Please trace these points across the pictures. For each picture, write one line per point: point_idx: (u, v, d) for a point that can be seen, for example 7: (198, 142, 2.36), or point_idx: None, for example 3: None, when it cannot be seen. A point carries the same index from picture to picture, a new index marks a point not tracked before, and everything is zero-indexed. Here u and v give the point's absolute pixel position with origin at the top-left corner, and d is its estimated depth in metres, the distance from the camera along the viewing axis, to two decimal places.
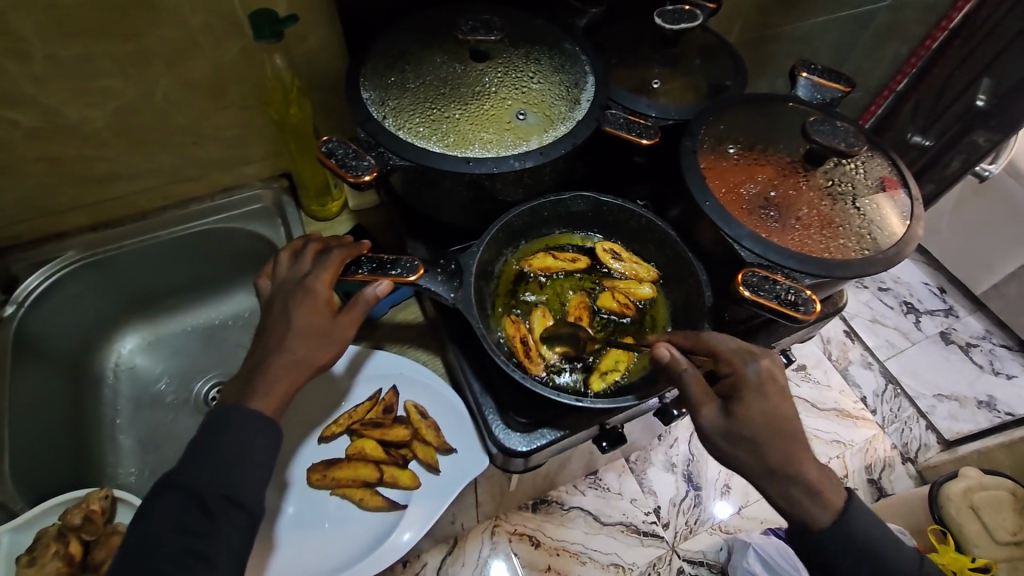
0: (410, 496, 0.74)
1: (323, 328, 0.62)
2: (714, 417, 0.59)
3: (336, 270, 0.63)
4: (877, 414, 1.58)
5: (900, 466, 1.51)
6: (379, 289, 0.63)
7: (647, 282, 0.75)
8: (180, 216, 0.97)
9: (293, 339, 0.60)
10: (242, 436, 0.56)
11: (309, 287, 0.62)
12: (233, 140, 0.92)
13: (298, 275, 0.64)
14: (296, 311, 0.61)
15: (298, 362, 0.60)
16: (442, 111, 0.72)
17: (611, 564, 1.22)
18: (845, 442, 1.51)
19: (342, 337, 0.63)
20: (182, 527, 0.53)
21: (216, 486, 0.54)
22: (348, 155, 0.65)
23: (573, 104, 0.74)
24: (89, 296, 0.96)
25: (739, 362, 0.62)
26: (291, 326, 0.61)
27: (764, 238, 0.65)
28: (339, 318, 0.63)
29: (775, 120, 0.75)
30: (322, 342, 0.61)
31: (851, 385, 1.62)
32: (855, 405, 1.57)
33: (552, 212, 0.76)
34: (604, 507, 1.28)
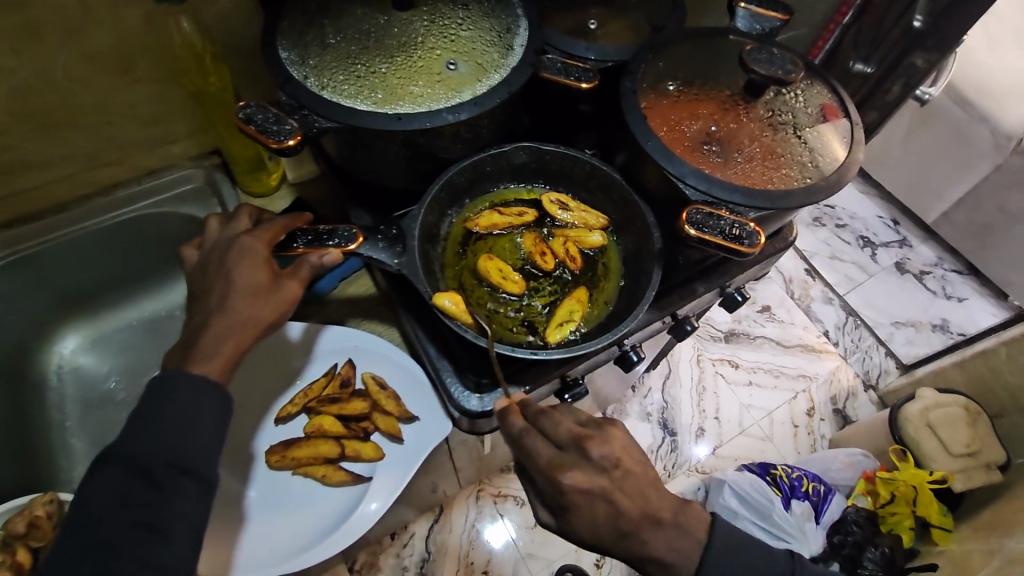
0: (374, 468, 0.72)
1: (264, 287, 0.58)
2: (550, 521, 0.60)
3: (276, 232, 0.60)
4: (839, 346, 1.65)
5: (863, 394, 1.58)
6: (330, 254, 0.59)
7: (597, 230, 0.73)
8: (107, 204, 0.91)
9: (232, 299, 0.56)
10: (183, 403, 0.53)
11: (245, 245, 0.59)
12: (153, 117, 0.86)
13: (234, 234, 0.60)
14: (233, 271, 0.57)
15: (242, 325, 0.56)
16: (367, 67, 0.68)
17: None
18: (809, 376, 1.58)
19: (287, 299, 0.59)
20: (126, 501, 0.49)
21: (161, 454, 0.51)
22: (269, 120, 0.61)
23: (505, 50, 0.70)
24: (18, 299, 0.90)
25: (553, 480, 0.56)
26: (229, 285, 0.57)
27: (708, 174, 0.63)
28: (283, 279, 0.59)
29: (717, 54, 0.73)
30: (262, 301, 0.57)
31: (813, 321, 1.68)
32: (818, 339, 1.65)
33: (494, 167, 0.74)
34: None
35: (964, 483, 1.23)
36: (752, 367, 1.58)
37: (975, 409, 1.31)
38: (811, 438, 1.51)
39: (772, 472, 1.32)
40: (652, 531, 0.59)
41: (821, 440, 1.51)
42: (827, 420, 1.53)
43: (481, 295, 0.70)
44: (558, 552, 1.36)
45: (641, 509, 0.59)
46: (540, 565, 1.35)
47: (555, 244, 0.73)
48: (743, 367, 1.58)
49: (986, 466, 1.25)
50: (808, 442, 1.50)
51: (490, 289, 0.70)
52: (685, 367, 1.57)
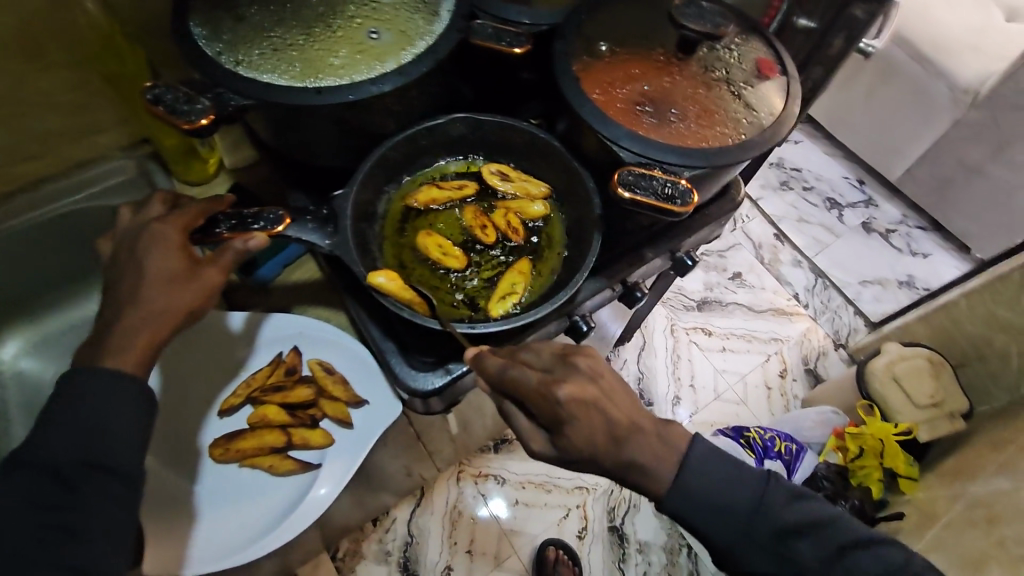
0: (324, 455, 0.71)
1: (180, 274, 0.55)
2: (546, 450, 0.58)
3: (194, 217, 0.58)
4: (809, 308, 1.67)
5: (833, 353, 1.61)
6: (255, 239, 0.57)
7: (538, 200, 0.72)
8: (34, 200, 0.87)
9: (146, 288, 0.54)
10: (98, 398, 0.51)
11: (156, 232, 0.56)
12: (72, 106, 0.82)
13: (146, 221, 0.58)
14: (146, 257, 0.55)
15: (160, 316, 0.54)
16: (284, 40, 0.64)
17: (576, 487, 1.43)
18: (780, 338, 1.60)
19: (208, 285, 0.56)
20: (37, 504, 0.48)
21: (75, 451, 0.50)
22: (179, 101, 0.58)
23: (430, 16, 0.68)
24: None
25: (548, 403, 0.54)
26: (142, 276, 0.54)
27: (641, 135, 0.62)
28: (204, 268, 0.57)
29: (651, 13, 0.71)
30: (177, 290, 0.55)
31: (783, 284, 1.70)
32: (788, 302, 1.66)
33: (430, 140, 0.71)
34: None
35: (929, 432, 1.27)
36: (725, 333, 1.60)
37: (939, 360, 1.34)
38: (784, 399, 1.53)
39: (745, 435, 1.34)
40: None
41: (794, 401, 1.53)
42: (799, 381, 1.56)
43: (422, 272, 0.69)
44: (541, 525, 1.39)
45: (619, 431, 0.55)
46: (524, 540, 1.37)
47: (496, 216, 0.71)
48: (716, 334, 1.60)
49: (950, 415, 1.28)
50: (782, 403, 1.52)
51: (432, 266, 0.69)
52: (658, 338, 1.57)
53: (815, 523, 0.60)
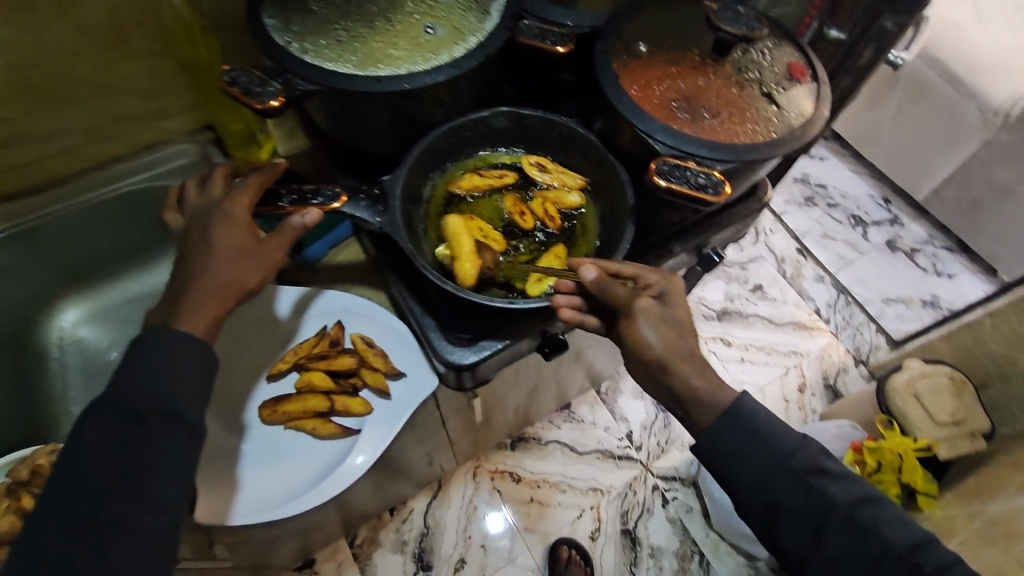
0: (363, 422, 0.74)
1: (247, 250, 0.60)
2: (650, 308, 0.63)
3: (255, 193, 0.63)
4: (830, 323, 1.68)
5: (853, 369, 1.61)
6: (308, 214, 0.63)
7: (575, 190, 0.76)
8: (105, 177, 0.94)
9: (218, 263, 0.59)
10: (168, 346, 0.56)
11: (225, 210, 0.61)
12: (146, 91, 0.89)
13: (212, 197, 0.63)
14: (213, 233, 0.60)
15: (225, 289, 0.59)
16: (348, 32, 0.70)
17: (590, 488, 1.45)
18: (801, 352, 1.62)
19: (269, 260, 0.62)
20: (113, 438, 0.53)
21: (147, 394, 0.54)
22: (253, 83, 0.63)
23: (482, 15, 0.73)
24: (19, 271, 0.94)
25: (642, 277, 0.65)
26: (210, 249, 0.59)
27: (677, 130, 0.66)
28: (266, 242, 0.62)
29: (688, 18, 0.75)
30: (244, 265, 0.60)
31: (805, 298, 1.71)
32: (809, 316, 1.68)
33: (475, 131, 0.76)
34: (579, 438, 1.51)
35: (949, 450, 1.26)
36: (744, 344, 1.62)
37: (960, 379, 1.34)
38: (802, 412, 1.54)
39: None
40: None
41: (813, 415, 1.54)
42: (818, 395, 1.57)
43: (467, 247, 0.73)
44: (556, 524, 1.41)
45: None
46: (537, 538, 1.39)
47: (534, 204, 0.76)
48: (735, 345, 1.62)
49: (971, 434, 1.27)
50: (800, 415, 1.53)
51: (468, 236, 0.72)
52: None
53: (833, 480, 0.63)
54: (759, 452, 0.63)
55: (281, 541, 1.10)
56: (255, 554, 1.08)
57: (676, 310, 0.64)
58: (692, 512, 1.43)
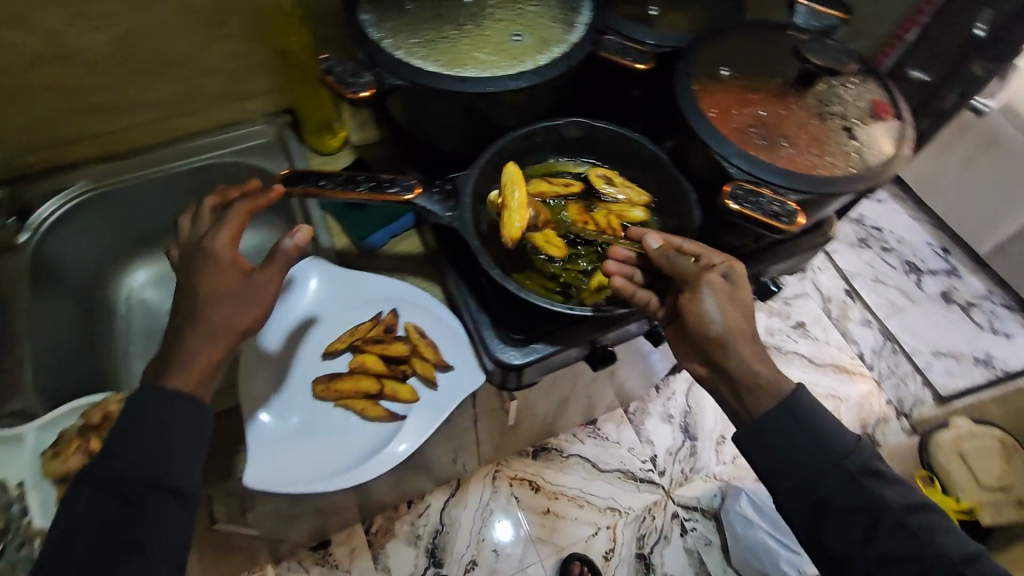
0: (409, 408, 0.76)
1: (238, 290, 0.59)
2: (718, 281, 0.63)
3: (239, 227, 0.62)
4: (874, 369, 1.62)
5: (894, 420, 1.56)
6: (297, 235, 0.63)
7: (639, 206, 0.77)
8: (188, 148, 0.99)
9: (215, 307, 0.58)
10: (235, 315, 0.58)
11: (210, 254, 0.59)
12: (237, 72, 0.94)
13: (198, 237, 0.62)
14: (198, 277, 0.58)
15: (226, 326, 0.58)
16: (438, 33, 0.73)
17: (607, 507, 1.44)
18: (840, 396, 1.56)
19: (259, 297, 0.60)
20: (181, 396, 0.56)
21: (216, 356, 0.57)
22: (346, 74, 0.67)
23: (568, 27, 0.75)
24: (100, 228, 0.98)
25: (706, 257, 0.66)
26: (197, 293, 0.58)
27: (752, 155, 0.66)
28: (255, 277, 0.61)
29: (770, 46, 0.75)
30: (242, 303, 0.59)
31: (849, 342, 1.66)
32: (851, 360, 1.63)
33: (546, 139, 0.78)
34: (602, 456, 1.50)
35: (992, 516, 1.20)
36: None
37: (1011, 445, 1.29)
38: None
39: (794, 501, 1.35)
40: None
41: None
42: None
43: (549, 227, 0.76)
44: (569, 538, 1.40)
45: None
46: (550, 550, 1.39)
47: (598, 214, 0.77)
48: None
49: (1017, 503, 1.22)
50: None
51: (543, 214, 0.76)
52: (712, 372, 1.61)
53: (890, 483, 0.59)
54: (813, 487, 0.60)
55: (300, 518, 1.12)
56: (274, 528, 1.10)
57: (738, 288, 0.64)
58: (710, 546, 1.40)
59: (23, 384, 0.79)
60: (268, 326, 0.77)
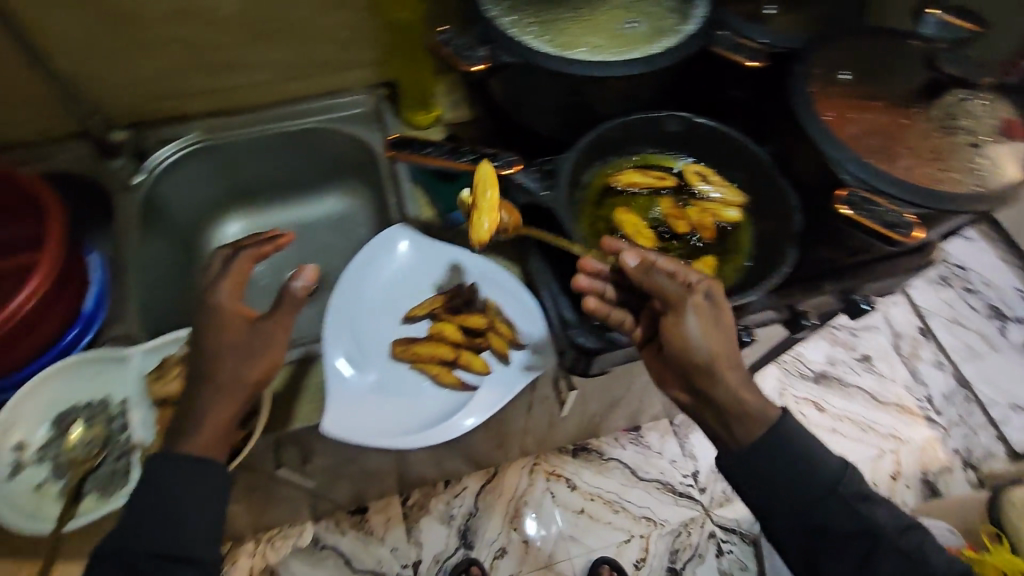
0: (482, 379, 0.77)
1: (244, 342, 0.63)
2: (703, 309, 0.61)
3: (242, 277, 0.66)
4: (942, 416, 1.52)
5: (959, 471, 1.46)
6: (303, 275, 0.66)
7: (734, 207, 0.75)
8: (291, 111, 1.04)
9: (225, 361, 0.62)
10: None
11: (217, 306, 0.64)
12: (345, 41, 0.98)
13: (207, 291, 0.66)
14: (212, 333, 0.63)
15: (236, 380, 0.62)
16: (553, 15, 0.74)
17: (643, 516, 1.41)
18: (901, 438, 1.48)
19: (269, 342, 0.64)
20: None
21: None
22: (462, 46, 0.69)
23: (683, 19, 0.74)
24: (203, 178, 1.03)
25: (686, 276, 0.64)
26: (213, 347, 0.63)
27: (869, 163, 0.63)
28: (263, 325, 0.65)
29: (894, 53, 0.72)
30: (248, 354, 0.63)
31: (918, 383, 1.57)
32: (917, 403, 1.53)
33: (645, 130, 0.77)
34: (642, 464, 1.47)
35: None
36: (839, 415, 1.50)
37: None
38: None
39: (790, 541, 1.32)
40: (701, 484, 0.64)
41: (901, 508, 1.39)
42: (912, 488, 1.42)
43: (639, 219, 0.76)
44: (601, 542, 1.38)
45: None
46: (580, 550, 1.37)
47: (690, 210, 0.76)
48: (829, 413, 1.50)
49: None
50: None
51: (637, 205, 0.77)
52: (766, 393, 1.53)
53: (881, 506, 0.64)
54: None
55: (345, 480, 1.15)
56: (320, 485, 1.13)
57: (721, 313, 0.62)
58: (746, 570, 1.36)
59: (128, 312, 0.84)
60: (346, 281, 0.80)
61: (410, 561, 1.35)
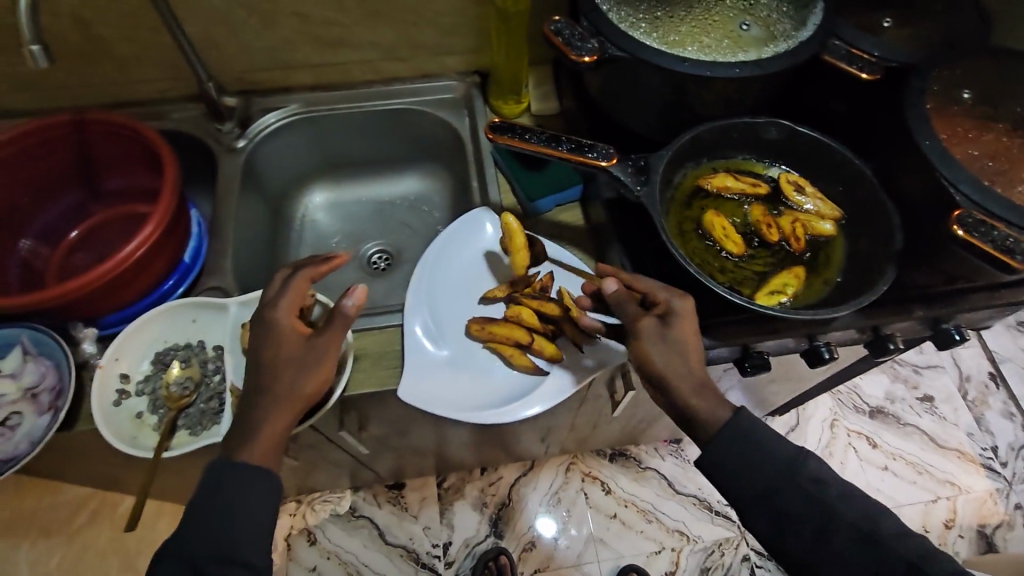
0: (552, 366, 0.79)
1: (299, 356, 0.68)
2: (650, 328, 0.64)
3: (300, 294, 0.70)
4: (1007, 468, 1.44)
5: (1021, 528, 1.37)
6: (354, 296, 0.68)
7: (829, 220, 0.74)
8: (385, 91, 1.07)
9: (282, 374, 0.66)
10: None
11: (276, 321, 0.68)
12: (447, 28, 1.01)
13: (264, 307, 0.70)
14: (271, 347, 0.67)
15: (293, 391, 0.66)
16: (666, 12, 0.74)
17: (676, 530, 1.39)
18: (959, 486, 1.41)
19: (320, 357, 0.68)
20: None
21: None
22: (574, 36, 0.70)
23: (798, 25, 0.73)
24: (296, 148, 1.09)
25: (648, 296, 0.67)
26: (271, 362, 0.67)
27: (985, 186, 0.62)
28: (316, 342, 0.68)
29: (1017, 80, 0.70)
30: (304, 367, 0.67)
31: (983, 431, 1.48)
32: (979, 451, 1.45)
33: (742, 136, 0.76)
34: (680, 477, 1.46)
35: None
36: (893, 453, 1.44)
37: None
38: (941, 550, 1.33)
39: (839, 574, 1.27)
40: (772, 496, 0.62)
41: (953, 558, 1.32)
42: (966, 539, 1.35)
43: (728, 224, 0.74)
44: (631, 549, 1.37)
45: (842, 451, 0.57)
46: (609, 555, 1.36)
47: (783, 220, 0.74)
48: (883, 449, 1.45)
49: None
50: None
51: (725, 211, 0.76)
52: (820, 419, 1.48)
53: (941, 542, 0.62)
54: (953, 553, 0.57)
55: (392, 453, 1.18)
56: (367, 455, 1.16)
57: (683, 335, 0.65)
58: None
59: (223, 266, 0.90)
60: (428, 258, 0.83)
61: (441, 542, 1.37)
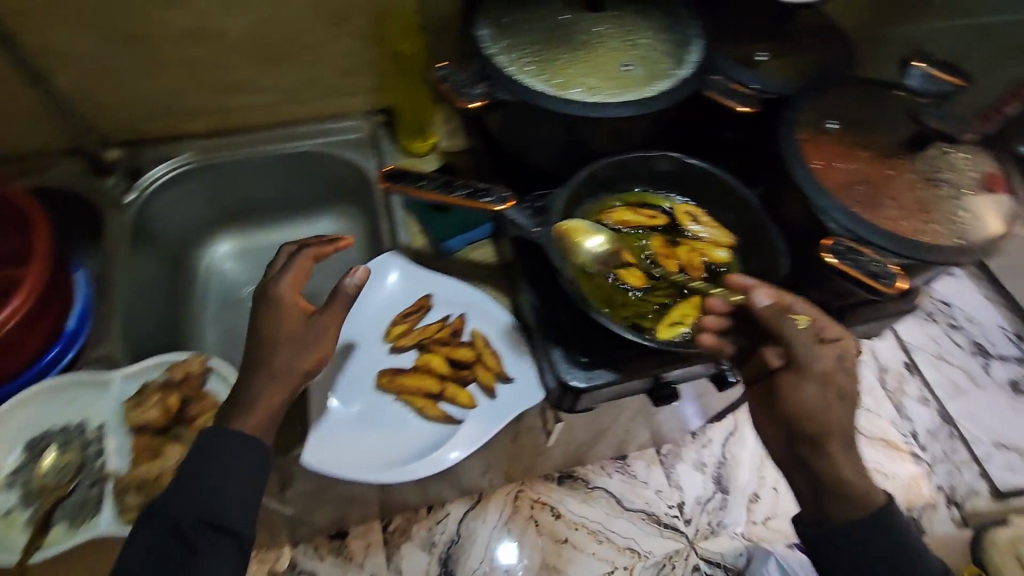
0: (466, 414, 0.76)
1: (300, 332, 0.63)
2: (831, 368, 0.63)
3: (302, 272, 0.67)
4: (927, 452, 1.39)
5: (943, 510, 1.33)
6: (357, 275, 0.66)
7: (724, 248, 0.76)
8: (287, 134, 1.04)
9: (280, 350, 0.62)
10: None
11: (277, 298, 0.64)
12: (346, 69, 0.99)
13: (269, 283, 0.66)
14: (272, 322, 0.63)
15: (289, 369, 0.62)
16: (550, 55, 0.75)
17: (626, 548, 1.29)
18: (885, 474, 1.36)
19: (320, 334, 0.64)
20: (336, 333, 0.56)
21: None
22: (462, 82, 0.71)
23: (677, 63, 0.76)
24: (194, 198, 1.03)
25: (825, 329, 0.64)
26: (269, 340, 0.62)
27: (855, 213, 0.66)
28: (317, 319, 0.64)
29: (879, 108, 0.75)
30: (305, 343, 0.63)
31: (903, 419, 1.43)
32: (903, 439, 1.40)
33: (638, 169, 0.78)
34: (627, 492, 1.35)
35: None
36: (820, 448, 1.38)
37: None
38: None
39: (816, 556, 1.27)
40: None
41: None
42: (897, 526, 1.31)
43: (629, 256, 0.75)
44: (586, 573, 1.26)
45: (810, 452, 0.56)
46: None
47: (682, 250, 0.76)
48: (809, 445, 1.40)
49: None
50: None
51: (628, 242, 0.76)
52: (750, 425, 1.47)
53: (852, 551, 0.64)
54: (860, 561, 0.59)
55: (324, 506, 1.11)
56: (296, 512, 1.09)
57: (825, 372, 0.62)
58: None
59: (111, 331, 0.83)
60: None
61: None
